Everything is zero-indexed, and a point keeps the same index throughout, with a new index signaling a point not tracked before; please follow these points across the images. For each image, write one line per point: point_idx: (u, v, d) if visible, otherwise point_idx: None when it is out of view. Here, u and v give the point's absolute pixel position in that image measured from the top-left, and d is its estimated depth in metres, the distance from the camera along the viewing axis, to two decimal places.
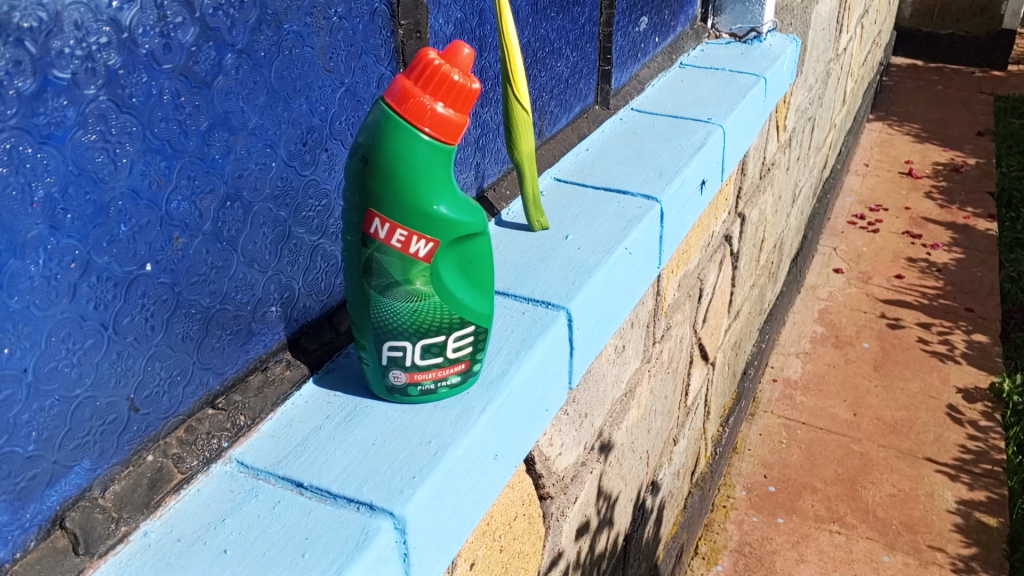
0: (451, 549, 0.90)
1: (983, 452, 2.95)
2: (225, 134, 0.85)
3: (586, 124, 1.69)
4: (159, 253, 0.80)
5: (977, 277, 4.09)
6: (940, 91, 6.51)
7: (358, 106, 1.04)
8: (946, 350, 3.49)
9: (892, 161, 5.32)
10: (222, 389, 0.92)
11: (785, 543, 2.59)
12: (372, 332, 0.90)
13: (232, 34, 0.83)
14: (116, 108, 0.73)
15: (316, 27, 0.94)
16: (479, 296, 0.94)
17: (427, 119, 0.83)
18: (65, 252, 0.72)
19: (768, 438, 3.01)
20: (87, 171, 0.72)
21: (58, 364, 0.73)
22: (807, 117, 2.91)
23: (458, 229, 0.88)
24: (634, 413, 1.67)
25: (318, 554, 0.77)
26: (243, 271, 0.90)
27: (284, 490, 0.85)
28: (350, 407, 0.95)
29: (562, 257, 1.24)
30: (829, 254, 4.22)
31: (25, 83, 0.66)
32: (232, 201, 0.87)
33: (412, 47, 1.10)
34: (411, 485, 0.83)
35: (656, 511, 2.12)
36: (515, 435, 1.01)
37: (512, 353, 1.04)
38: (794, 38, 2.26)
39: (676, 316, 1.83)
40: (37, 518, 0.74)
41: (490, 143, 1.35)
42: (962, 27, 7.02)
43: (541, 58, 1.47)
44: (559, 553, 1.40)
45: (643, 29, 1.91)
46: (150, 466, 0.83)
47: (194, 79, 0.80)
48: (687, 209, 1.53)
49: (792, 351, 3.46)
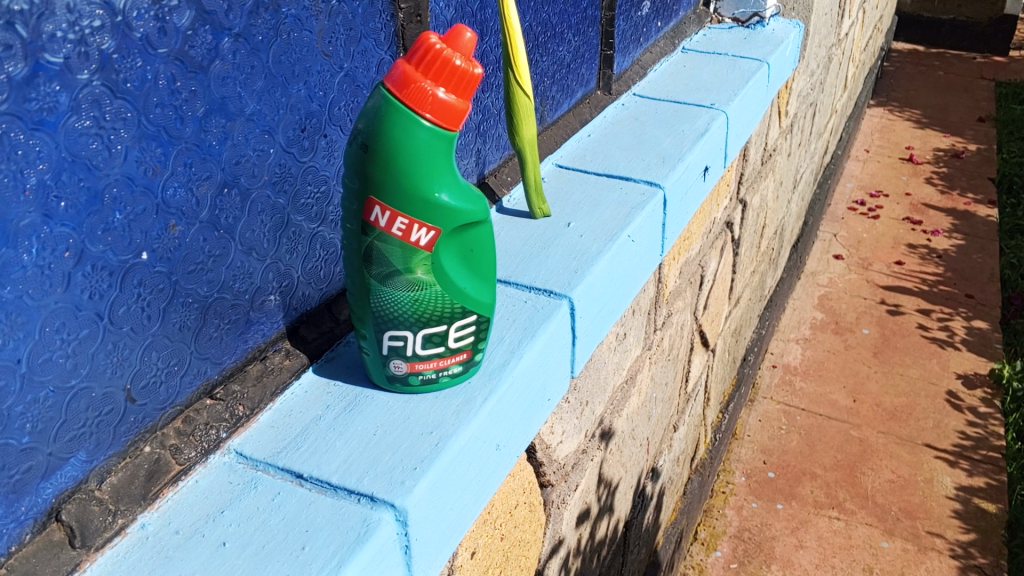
0: (452, 541, 0.89)
1: (982, 438, 2.95)
2: (222, 120, 0.83)
3: (587, 110, 1.67)
4: (155, 241, 0.79)
5: (978, 263, 4.08)
6: (941, 76, 6.47)
7: (357, 91, 1.02)
8: (946, 336, 3.49)
9: (893, 146, 5.29)
10: (220, 379, 0.91)
11: (784, 529, 2.59)
12: (372, 321, 0.89)
13: (229, 18, 0.81)
14: (110, 94, 0.71)
15: (315, 10, 0.92)
16: (481, 284, 0.93)
17: (428, 105, 0.81)
18: (59, 240, 0.70)
19: (768, 424, 3.01)
20: (80, 158, 0.70)
21: (52, 355, 0.71)
22: (808, 102, 2.89)
23: (460, 217, 0.86)
24: (634, 400, 1.66)
25: (318, 547, 0.76)
26: (241, 259, 0.89)
27: (283, 481, 0.84)
28: (350, 397, 0.94)
29: (563, 245, 1.23)
30: (829, 240, 4.20)
31: (16, 67, 0.64)
32: (229, 188, 0.86)
33: (412, 31, 1.08)
34: (412, 476, 0.82)
35: (655, 498, 2.12)
36: (517, 425, 1.00)
37: (514, 342, 1.03)
38: (797, 23, 2.23)
39: (677, 303, 1.82)
40: (33, 511, 0.73)
41: (490, 128, 1.33)
42: (964, 12, 6.97)
43: (542, 42, 1.45)
44: (559, 540, 1.39)
45: (646, 13, 1.89)
46: (148, 457, 0.82)
47: (191, 64, 0.78)
48: (689, 196, 1.52)
49: (792, 337, 3.46)
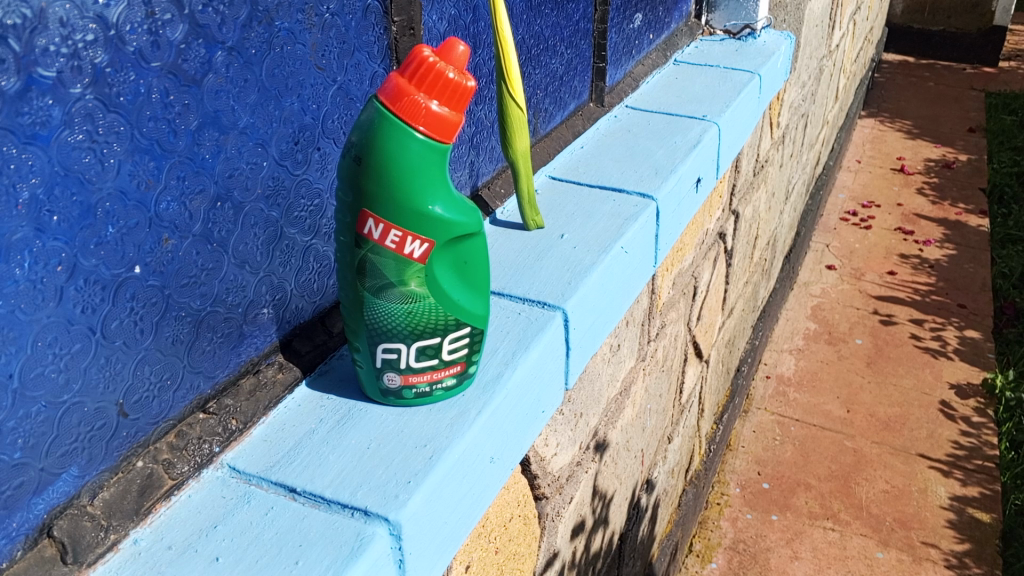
0: (447, 554, 0.88)
1: (976, 448, 2.96)
2: (215, 134, 0.83)
3: (580, 122, 1.67)
4: (148, 255, 0.79)
5: (969, 272, 4.11)
6: (931, 87, 6.52)
7: (350, 104, 1.02)
8: (939, 346, 3.50)
9: (884, 157, 5.32)
10: (213, 393, 0.90)
11: (780, 540, 2.58)
12: (366, 334, 0.89)
13: (223, 31, 0.81)
14: (103, 107, 0.71)
15: (308, 24, 0.92)
16: (475, 296, 0.93)
17: (422, 118, 0.81)
18: (51, 254, 0.70)
19: (762, 435, 3.01)
20: (73, 172, 0.70)
21: (45, 369, 0.71)
22: (800, 113, 2.90)
23: (453, 229, 0.86)
24: (629, 412, 1.66)
25: (312, 562, 0.75)
26: (234, 273, 0.89)
27: (276, 495, 0.84)
28: (343, 410, 0.94)
29: (557, 257, 1.23)
30: (822, 250, 4.22)
31: (9, 82, 0.64)
32: (223, 202, 0.85)
33: (406, 44, 1.08)
34: (406, 489, 0.82)
35: (650, 510, 2.11)
36: (511, 437, 1.00)
37: (508, 354, 1.03)
38: (788, 35, 2.25)
39: (671, 314, 1.82)
40: (24, 527, 0.73)
41: (484, 141, 1.34)
42: (953, 23, 7.02)
43: (535, 55, 1.46)
44: (553, 553, 1.39)
45: (638, 26, 1.90)
46: (140, 472, 0.82)
47: (183, 77, 0.78)
48: (682, 207, 1.52)
49: (785, 348, 3.46)
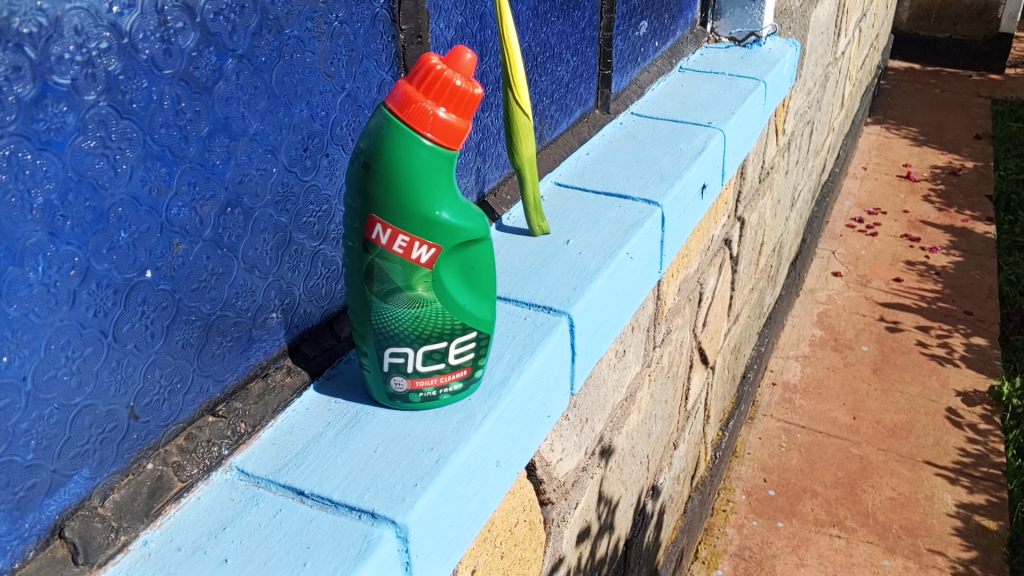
0: (453, 556, 0.89)
1: (983, 455, 2.95)
2: (225, 140, 0.84)
3: (586, 128, 1.68)
4: (159, 260, 0.80)
5: (975, 280, 4.10)
6: (937, 95, 6.52)
7: (358, 111, 1.03)
8: (945, 353, 3.49)
9: (891, 164, 5.32)
10: (222, 396, 0.91)
11: (785, 547, 2.58)
12: (373, 338, 0.89)
13: (233, 39, 0.82)
14: (117, 114, 0.72)
15: (317, 32, 0.93)
16: (481, 301, 0.93)
17: (429, 124, 0.82)
18: (64, 259, 0.71)
19: (768, 441, 3.01)
20: (87, 177, 0.71)
21: (57, 372, 0.72)
22: (805, 121, 2.90)
23: (460, 235, 0.87)
24: (634, 418, 1.66)
25: (320, 563, 0.76)
26: (244, 277, 0.90)
27: (285, 498, 0.84)
28: (351, 414, 0.95)
29: (562, 262, 1.23)
30: (828, 257, 4.22)
31: (24, 88, 0.65)
32: (232, 207, 0.87)
33: (413, 52, 1.09)
34: (413, 492, 0.83)
35: (656, 516, 2.11)
36: (517, 441, 1.01)
37: (514, 359, 1.03)
38: (793, 42, 2.25)
39: (676, 320, 1.83)
40: (36, 528, 0.74)
41: (490, 147, 1.35)
42: (959, 31, 7.01)
43: (541, 63, 1.47)
44: (559, 558, 1.39)
45: (643, 33, 1.91)
46: (150, 474, 0.83)
47: (195, 84, 0.79)
48: (687, 214, 1.53)
49: (791, 354, 3.46)
